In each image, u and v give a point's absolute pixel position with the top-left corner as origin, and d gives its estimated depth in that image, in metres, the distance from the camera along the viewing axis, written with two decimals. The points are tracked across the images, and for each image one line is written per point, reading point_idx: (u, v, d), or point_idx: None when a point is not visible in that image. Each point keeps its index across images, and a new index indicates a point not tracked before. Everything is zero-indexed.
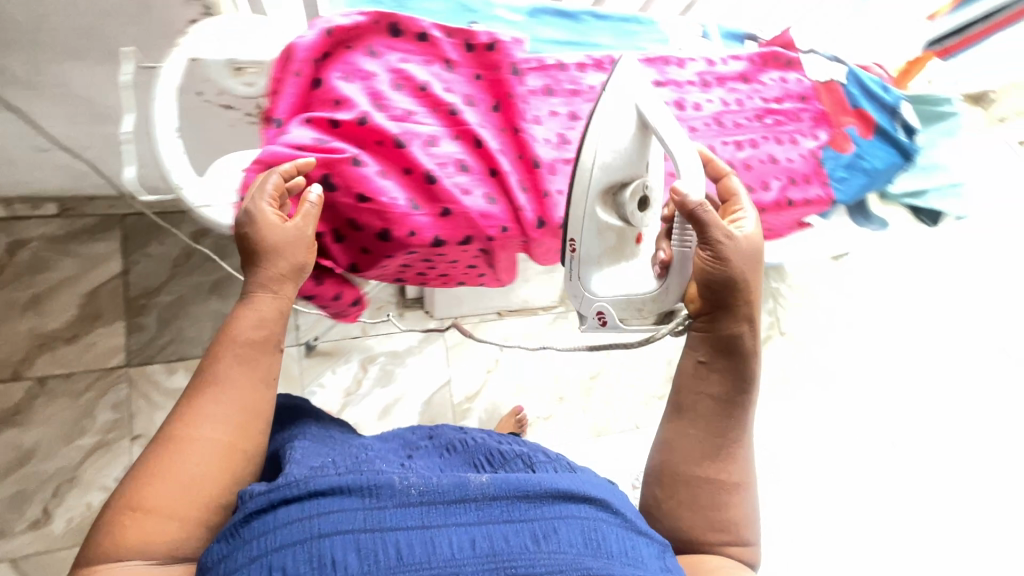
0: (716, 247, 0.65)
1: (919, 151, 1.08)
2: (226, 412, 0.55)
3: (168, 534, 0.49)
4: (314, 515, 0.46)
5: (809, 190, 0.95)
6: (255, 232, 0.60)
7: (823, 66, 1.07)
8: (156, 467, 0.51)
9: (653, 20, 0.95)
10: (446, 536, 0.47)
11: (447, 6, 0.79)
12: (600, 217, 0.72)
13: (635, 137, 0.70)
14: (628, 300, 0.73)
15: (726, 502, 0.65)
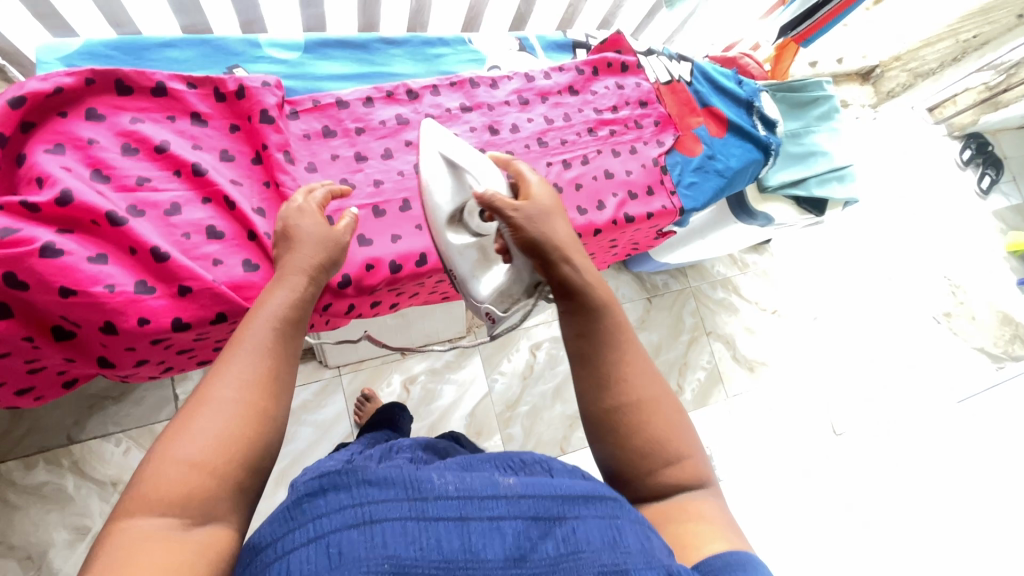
0: (521, 232, 0.60)
1: (777, 143, 1.01)
2: (274, 359, 0.49)
3: (194, 489, 0.40)
4: (361, 499, 0.41)
5: (651, 203, 0.88)
6: (292, 226, 0.58)
7: (665, 66, 1.01)
8: (220, 398, 0.44)
9: (465, 38, 0.88)
10: (478, 533, 0.41)
11: (199, 51, 0.70)
12: (452, 245, 0.67)
13: (448, 175, 0.65)
14: (498, 290, 0.70)
15: (633, 444, 0.53)
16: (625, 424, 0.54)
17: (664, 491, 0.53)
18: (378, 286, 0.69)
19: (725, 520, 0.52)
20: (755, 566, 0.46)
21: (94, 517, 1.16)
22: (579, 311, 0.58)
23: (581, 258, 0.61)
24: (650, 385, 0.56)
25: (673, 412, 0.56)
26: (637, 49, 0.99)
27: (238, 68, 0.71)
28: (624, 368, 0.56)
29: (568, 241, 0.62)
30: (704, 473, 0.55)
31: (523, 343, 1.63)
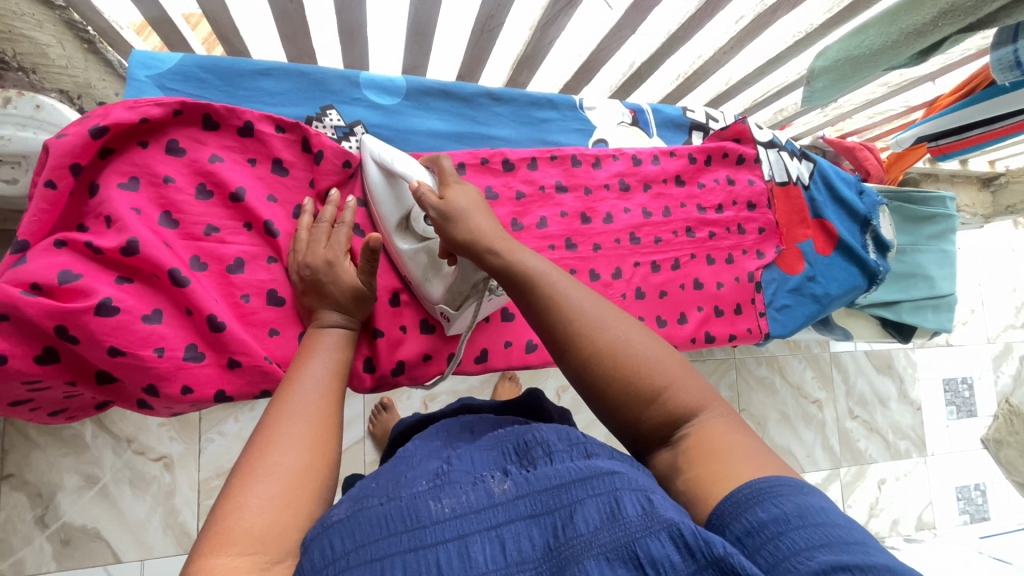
0: (441, 232, 0.55)
1: (889, 273, 0.90)
2: (329, 396, 0.47)
3: (274, 523, 0.36)
4: (360, 540, 0.34)
5: (735, 324, 0.81)
6: (318, 266, 0.56)
7: (786, 164, 0.90)
8: (283, 437, 0.41)
9: (576, 101, 0.79)
10: (479, 547, 0.34)
11: (295, 84, 0.65)
12: (401, 251, 0.61)
13: (385, 183, 0.61)
14: (449, 288, 0.60)
15: (612, 402, 0.44)
16: (593, 385, 0.45)
17: (663, 434, 0.43)
18: (432, 377, 0.66)
19: (740, 441, 0.41)
20: (785, 493, 0.35)
21: (104, 468, 1.11)
22: (519, 290, 0.50)
23: (502, 240, 0.52)
24: (602, 336, 0.45)
25: (649, 345, 0.45)
26: (761, 139, 0.88)
27: (333, 109, 0.66)
28: (579, 316, 0.46)
29: (485, 229, 0.53)
30: (701, 394, 0.44)
31: (550, 382, 1.58)
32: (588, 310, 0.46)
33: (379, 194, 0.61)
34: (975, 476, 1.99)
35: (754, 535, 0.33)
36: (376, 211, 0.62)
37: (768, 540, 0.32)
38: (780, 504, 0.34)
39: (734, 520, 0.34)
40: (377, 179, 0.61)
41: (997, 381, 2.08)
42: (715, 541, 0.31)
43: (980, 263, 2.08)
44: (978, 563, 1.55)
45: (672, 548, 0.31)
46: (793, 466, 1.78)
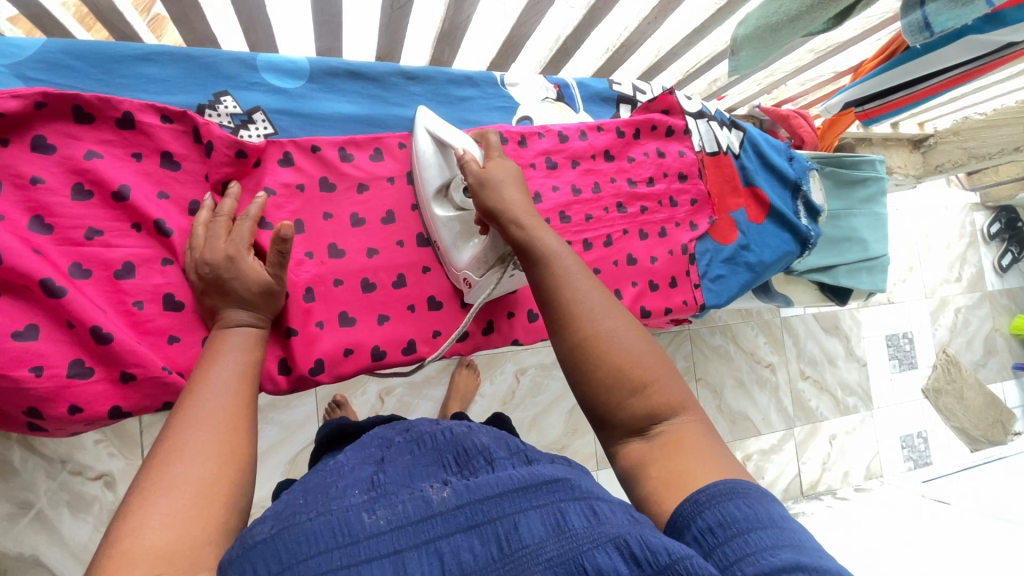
0: (479, 199, 0.56)
1: (819, 237, 0.91)
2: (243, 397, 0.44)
3: (184, 537, 0.34)
4: (291, 560, 0.33)
5: (671, 297, 0.81)
6: (220, 260, 0.52)
7: (715, 134, 0.90)
8: (194, 444, 0.39)
9: (497, 78, 0.77)
10: (417, 562, 0.33)
11: (182, 70, 0.59)
12: (436, 217, 0.62)
13: (433, 151, 0.62)
14: (475, 256, 0.60)
15: (601, 384, 0.48)
16: (582, 366, 0.48)
17: (640, 424, 0.47)
18: (355, 373, 0.62)
19: (707, 443, 0.46)
20: (749, 492, 0.41)
21: (36, 492, 1.03)
22: (531, 267, 0.53)
23: (530, 216, 0.55)
24: (601, 322, 0.49)
25: (639, 342, 0.49)
26: (688, 109, 0.87)
27: (228, 95, 0.61)
28: (582, 302, 0.49)
29: (518, 203, 0.56)
30: (680, 396, 0.48)
31: (508, 366, 1.56)
32: (590, 297, 0.50)
33: (426, 161, 0.62)
34: (917, 425, 2.11)
35: (724, 529, 0.38)
36: (420, 178, 0.63)
37: (738, 534, 0.37)
38: (725, 503, 0.39)
39: (707, 512, 0.39)
40: (425, 148, 0.62)
41: (935, 334, 2.19)
42: (661, 548, 0.33)
43: (915, 222, 2.17)
44: (921, 506, 1.64)
45: (619, 560, 0.33)
46: (750, 430, 1.84)
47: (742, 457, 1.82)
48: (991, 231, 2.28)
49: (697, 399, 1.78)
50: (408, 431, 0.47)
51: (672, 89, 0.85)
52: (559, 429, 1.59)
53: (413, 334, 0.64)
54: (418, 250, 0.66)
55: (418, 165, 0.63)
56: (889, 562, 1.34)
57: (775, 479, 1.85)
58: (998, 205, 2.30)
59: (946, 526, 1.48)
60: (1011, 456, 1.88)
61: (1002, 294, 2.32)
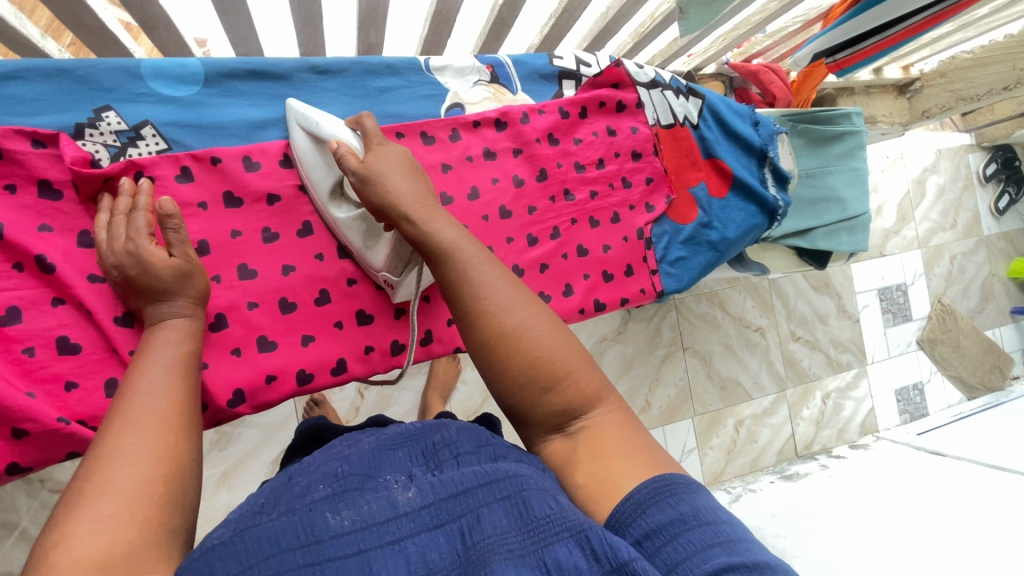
0: (363, 194, 0.52)
1: (787, 207, 0.86)
2: (177, 397, 0.43)
3: (120, 541, 0.33)
4: (250, 561, 0.34)
5: (626, 286, 0.77)
6: (124, 258, 0.49)
7: (671, 105, 0.84)
8: (127, 449, 0.38)
9: (421, 63, 0.70)
10: (383, 560, 0.35)
11: (54, 86, 0.54)
12: (338, 220, 0.58)
13: (313, 148, 0.57)
14: (386, 256, 0.57)
15: (512, 379, 0.45)
16: (492, 364, 0.46)
17: (560, 420, 0.45)
18: (278, 400, 0.59)
19: (630, 436, 0.44)
20: (678, 487, 0.40)
21: (18, 514, 1.02)
22: (436, 262, 0.50)
23: (422, 207, 0.51)
24: (506, 317, 0.46)
25: (553, 334, 0.46)
26: (639, 79, 0.81)
27: (110, 110, 0.56)
28: (490, 295, 0.46)
29: (406, 193, 0.51)
30: (599, 387, 0.46)
31: None
32: (500, 294, 0.47)
33: (309, 162, 0.58)
34: (912, 377, 2.09)
35: (654, 538, 0.37)
36: (309, 178, 0.59)
37: (666, 540, 0.36)
38: (657, 503, 0.38)
39: (641, 517, 0.38)
40: (309, 145, 0.58)
41: (930, 283, 2.14)
42: (620, 546, 0.35)
43: (906, 170, 2.09)
44: (915, 460, 1.63)
45: (579, 554, 0.35)
46: (741, 396, 1.83)
47: (734, 423, 1.81)
48: (987, 172, 2.20)
49: (687, 368, 1.76)
50: (380, 431, 0.49)
51: (619, 61, 0.78)
52: None
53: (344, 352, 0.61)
54: (342, 262, 0.62)
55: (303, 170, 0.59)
56: (881, 520, 1.33)
57: (769, 442, 1.85)
58: (994, 144, 2.21)
59: (941, 478, 1.47)
60: (1007, 402, 1.86)
61: (998, 238, 2.25)
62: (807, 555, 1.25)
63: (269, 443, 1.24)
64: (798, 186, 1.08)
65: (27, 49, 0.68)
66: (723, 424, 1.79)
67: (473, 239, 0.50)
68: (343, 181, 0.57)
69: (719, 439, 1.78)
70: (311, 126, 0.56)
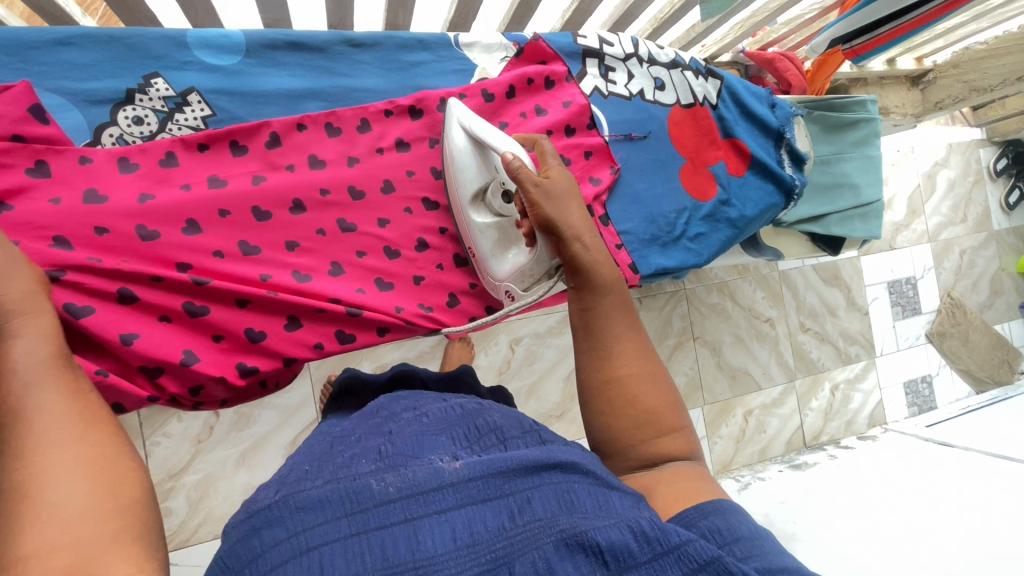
0: (540, 209, 0.58)
1: (804, 187, 0.88)
2: (70, 398, 0.42)
3: (78, 558, 0.33)
4: (299, 526, 0.36)
5: (647, 257, 0.79)
6: None
7: (690, 84, 0.86)
8: (52, 459, 0.38)
9: (451, 39, 0.72)
10: (427, 529, 0.36)
11: (106, 53, 0.56)
12: (474, 224, 0.64)
13: (472, 151, 0.63)
14: (519, 267, 0.64)
15: (630, 411, 0.51)
16: (613, 394, 0.52)
17: (654, 458, 0.49)
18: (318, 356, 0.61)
19: (709, 481, 0.49)
20: (738, 510, 0.43)
21: None
22: (581, 293, 0.57)
23: (591, 240, 0.59)
24: (629, 362, 0.53)
25: (662, 393, 0.52)
26: (647, 58, 0.84)
27: (159, 77, 0.58)
28: (621, 341, 0.54)
29: (579, 224, 0.59)
30: (691, 446, 0.52)
31: (503, 337, 1.54)
32: (630, 347, 0.54)
33: (461, 165, 0.63)
34: (921, 370, 2.10)
35: (724, 534, 0.40)
36: (455, 180, 0.64)
37: (734, 540, 0.40)
38: (726, 514, 0.41)
39: (714, 516, 0.41)
40: (465, 151, 0.63)
41: (939, 277, 2.15)
42: (670, 532, 0.38)
43: (917, 164, 2.09)
44: (924, 451, 1.64)
45: (629, 536, 0.37)
46: (751, 385, 1.84)
47: (744, 412, 1.82)
48: (998, 167, 2.20)
49: (697, 357, 1.77)
50: (422, 409, 0.51)
51: (537, 36, 0.77)
52: (557, 396, 1.59)
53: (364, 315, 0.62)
54: (358, 236, 0.63)
55: (450, 171, 0.65)
56: (893, 509, 1.35)
57: (778, 433, 1.86)
58: (1006, 139, 2.21)
59: (952, 468, 1.48)
60: (1017, 396, 1.86)
61: (1009, 233, 2.26)
62: (820, 540, 1.26)
63: (288, 422, 1.26)
64: (811, 172, 1.10)
65: (68, 23, 0.71)
66: (732, 413, 1.81)
67: (620, 282, 0.58)
68: (499, 186, 0.63)
69: (728, 429, 1.79)
70: (475, 133, 0.62)
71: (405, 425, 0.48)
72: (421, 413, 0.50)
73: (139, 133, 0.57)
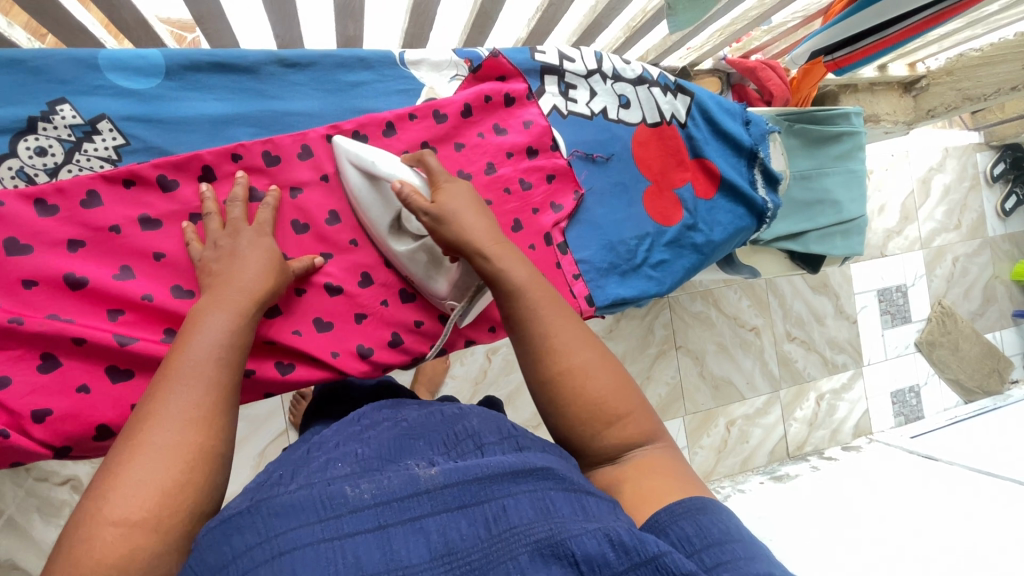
0: (439, 234, 0.55)
1: (776, 210, 0.85)
2: (227, 358, 0.45)
3: (135, 550, 0.34)
4: (269, 532, 0.32)
5: (606, 287, 0.75)
6: None
7: (656, 102, 0.82)
8: (169, 411, 0.40)
9: (396, 57, 0.68)
10: (404, 538, 0.33)
11: (6, 78, 0.52)
12: (398, 254, 0.61)
13: (367, 186, 0.60)
14: (453, 284, 0.61)
15: (572, 414, 0.47)
16: (553, 397, 0.47)
17: (614, 451, 0.46)
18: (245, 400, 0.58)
19: (681, 470, 0.46)
20: (719, 508, 0.40)
21: (4, 501, 1.02)
22: (502, 305, 0.52)
23: (494, 246, 0.54)
24: (574, 354, 0.48)
25: (610, 377, 0.48)
26: (610, 76, 0.79)
27: (65, 103, 0.54)
28: (554, 337, 0.49)
29: (482, 231, 0.54)
30: (652, 426, 0.48)
31: (479, 347, 1.51)
32: (564, 343, 0.49)
33: (365, 202, 0.60)
34: (908, 379, 2.07)
35: (702, 538, 0.37)
36: (364, 215, 0.61)
37: (713, 544, 0.37)
38: (700, 515, 0.39)
39: (684, 520, 0.38)
40: (365, 184, 0.60)
41: (931, 285, 2.10)
42: (649, 541, 0.34)
43: (911, 169, 2.04)
44: (907, 463, 1.62)
45: (608, 547, 0.33)
46: (734, 395, 1.81)
47: (726, 422, 1.79)
48: (995, 172, 2.15)
49: (679, 367, 1.74)
50: (396, 418, 0.47)
51: (495, 51, 0.72)
52: (535, 406, 1.56)
53: (292, 358, 0.59)
54: None
55: (357, 210, 0.61)
56: (872, 524, 1.32)
57: (760, 443, 1.83)
58: (1004, 144, 2.15)
59: (934, 482, 1.46)
60: (1004, 406, 1.83)
61: (1003, 241, 2.21)
62: (794, 556, 1.24)
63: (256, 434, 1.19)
64: (790, 188, 1.06)
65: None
66: (714, 423, 1.78)
67: (540, 277, 0.53)
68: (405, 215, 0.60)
69: (709, 439, 1.76)
70: (364, 162, 0.59)
71: (381, 430, 0.44)
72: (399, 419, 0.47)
73: (42, 165, 0.53)
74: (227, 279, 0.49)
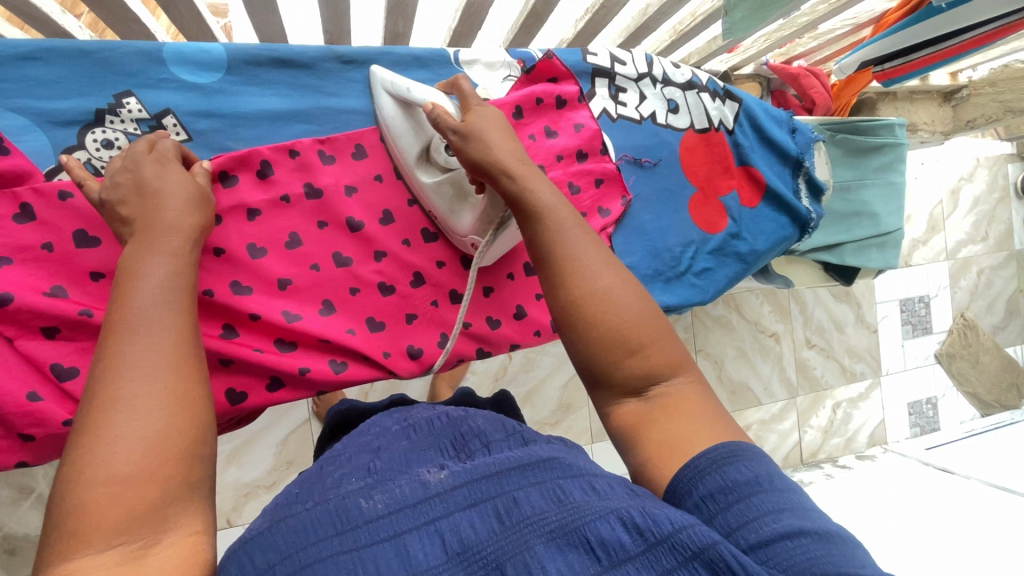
0: (459, 153, 0.50)
1: (820, 220, 0.83)
2: (183, 292, 0.40)
3: (135, 506, 0.31)
4: (289, 549, 0.32)
5: (650, 294, 0.75)
6: None
7: (704, 108, 0.81)
8: (130, 356, 0.35)
9: (451, 55, 0.68)
10: (418, 543, 0.33)
11: (77, 70, 0.52)
12: (423, 184, 0.59)
13: (401, 111, 0.58)
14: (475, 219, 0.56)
15: (596, 341, 0.41)
16: (574, 325, 0.42)
17: (638, 385, 0.41)
18: (296, 396, 0.58)
19: (707, 407, 0.41)
20: (749, 454, 0.37)
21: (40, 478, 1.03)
22: (524, 224, 0.46)
23: (520, 163, 0.47)
24: (601, 277, 0.42)
25: (639, 301, 0.42)
26: (658, 81, 0.79)
27: (131, 96, 0.54)
28: (581, 257, 0.43)
29: (506, 152, 0.48)
30: (679, 355, 0.43)
31: None
32: (600, 264, 0.43)
33: (398, 129, 0.58)
34: (926, 391, 2.05)
35: (725, 496, 0.35)
36: (395, 143, 0.59)
37: (737, 501, 0.35)
38: (723, 469, 0.36)
39: (708, 477, 0.36)
40: (400, 110, 0.58)
41: (954, 296, 2.08)
42: (664, 518, 0.32)
43: (940, 178, 2.01)
44: (923, 475, 1.61)
45: (622, 531, 0.32)
46: (751, 400, 1.80)
47: (741, 427, 1.79)
48: None
49: (697, 370, 1.74)
50: (408, 426, 0.47)
51: (550, 52, 0.71)
52: (553, 404, 1.54)
53: (345, 356, 0.59)
54: (339, 271, 0.59)
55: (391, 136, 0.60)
56: (886, 536, 1.32)
57: (775, 448, 1.83)
58: None
59: (949, 495, 1.45)
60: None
61: None
62: None
63: (280, 421, 1.20)
64: (831, 199, 1.04)
65: (48, 27, 0.67)
66: None
67: (566, 201, 0.47)
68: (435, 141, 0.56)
69: None
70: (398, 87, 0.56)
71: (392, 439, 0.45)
72: (409, 426, 0.47)
73: (108, 157, 0.53)
74: (148, 220, 0.43)
